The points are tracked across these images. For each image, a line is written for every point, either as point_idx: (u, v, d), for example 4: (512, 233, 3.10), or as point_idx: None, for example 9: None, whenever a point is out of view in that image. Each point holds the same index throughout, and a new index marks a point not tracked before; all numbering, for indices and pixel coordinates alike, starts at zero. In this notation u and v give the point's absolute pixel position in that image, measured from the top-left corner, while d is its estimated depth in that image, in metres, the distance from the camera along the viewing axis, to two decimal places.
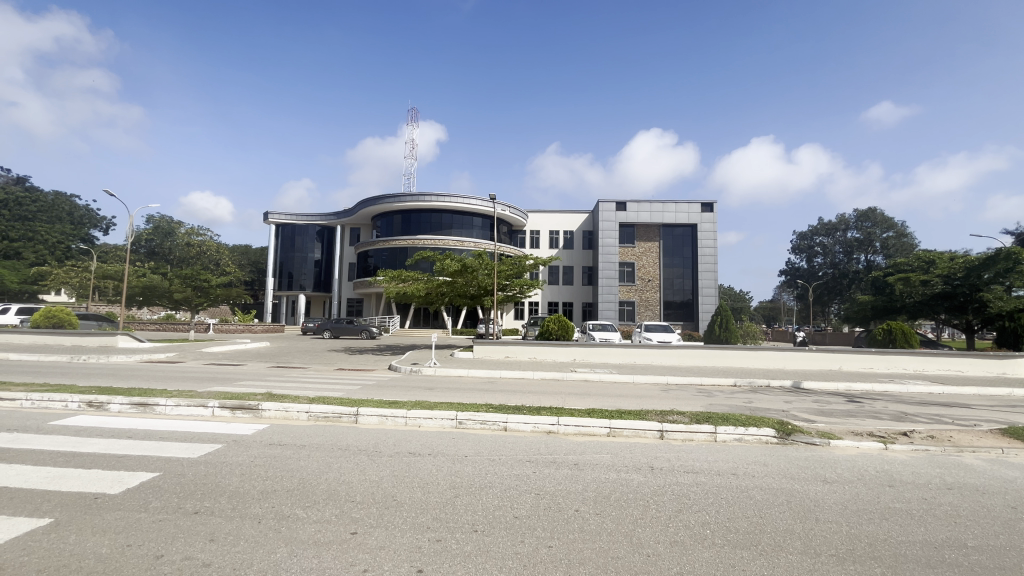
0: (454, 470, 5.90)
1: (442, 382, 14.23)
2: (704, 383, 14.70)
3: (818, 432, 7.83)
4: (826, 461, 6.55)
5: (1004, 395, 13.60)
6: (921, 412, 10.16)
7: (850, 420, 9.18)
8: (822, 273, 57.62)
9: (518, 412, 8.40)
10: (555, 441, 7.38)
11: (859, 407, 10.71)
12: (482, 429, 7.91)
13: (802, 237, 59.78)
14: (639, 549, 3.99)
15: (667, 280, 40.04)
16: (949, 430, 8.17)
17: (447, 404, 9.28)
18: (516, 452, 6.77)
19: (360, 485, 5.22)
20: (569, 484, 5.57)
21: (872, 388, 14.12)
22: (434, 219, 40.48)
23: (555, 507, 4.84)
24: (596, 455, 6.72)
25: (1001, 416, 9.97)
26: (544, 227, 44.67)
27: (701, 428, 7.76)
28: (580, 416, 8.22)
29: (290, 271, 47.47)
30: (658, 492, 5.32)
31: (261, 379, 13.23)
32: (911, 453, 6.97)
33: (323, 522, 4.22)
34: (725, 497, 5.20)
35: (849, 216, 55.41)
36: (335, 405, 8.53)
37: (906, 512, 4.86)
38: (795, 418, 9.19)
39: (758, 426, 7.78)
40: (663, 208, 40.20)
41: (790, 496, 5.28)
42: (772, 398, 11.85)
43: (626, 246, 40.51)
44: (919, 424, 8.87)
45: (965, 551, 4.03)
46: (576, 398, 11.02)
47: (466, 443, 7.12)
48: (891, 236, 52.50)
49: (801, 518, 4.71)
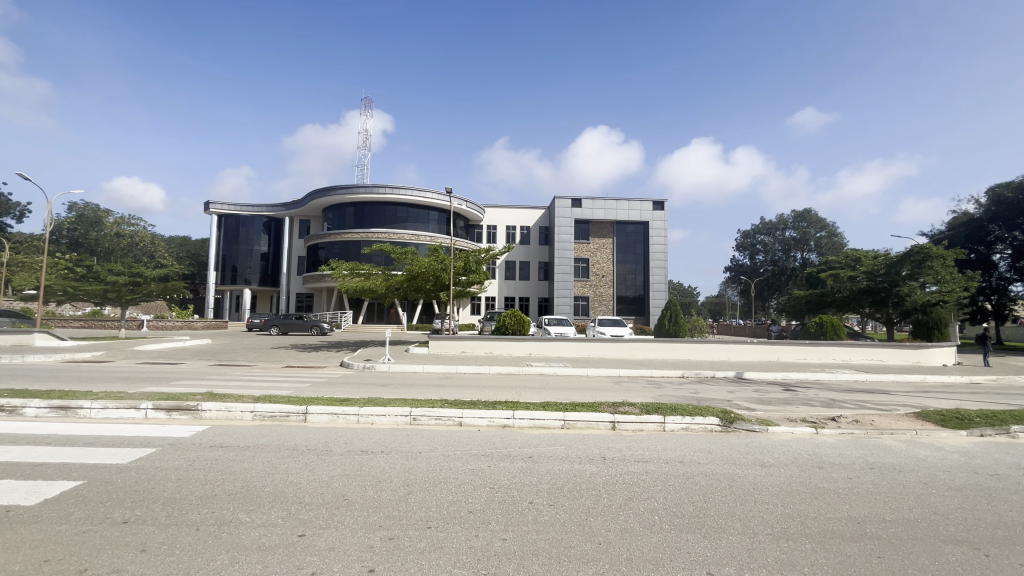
0: (408, 467, 5.80)
1: (396, 378, 13.99)
2: (654, 375, 15.26)
3: (758, 419, 8.31)
4: (763, 446, 6.96)
5: (917, 382, 15.00)
6: (848, 398, 10.97)
7: (785, 407, 9.84)
8: (763, 270, 60.83)
9: (473, 407, 8.38)
10: (510, 435, 7.42)
11: (793, 395, 11.49)
12: (436, 424, 7.83)
13: (745, 236, 62.74)
14: (591, 538, 4.08)
15: (620, 276, 41.05)
16: (871, 415, 8.88)
17: (401, 400, 9.11)
18: (472, 447, 6.75)
19: (309, 486, 5.03)
20: (525, 476, 5.62)
21: (805, 377, 15.17)
22: (389, 213, 39.47)
23: (510, 500, 4.87)
24: (550, 447, 6.81)
25: (917, 401, 10.92)
26: (500, 222, 44.70)
27: (651, 418, 8.04)
28: (535, 410, 8.29)
29: (234, 264, 45.12)
30: (609, 481, 5.48)
31: (201, 378, 12.52)
32: (839, 437, 7.53)
33: (268, 525, 4.05)
34: (672, 483, 5.44)
35: (787, 216, 58.89)
36: (282, 404, 8.19)
37: (835, 491, 5.24)
38: (738, 407, 9.71)
39: (703, 415, 8.17)
40: (616, 205, 41.09)
41: (732, 480, 5.57)
42: (717, 388, 12.46)
43: (581, 242, 41.24)
44: (846, 409, 9.63)
45: (883, 524, 4.40)
46: (530, 392, 11.11)
47: (421, 440, 7.02)
48: (824, 235, 56.39)
49: (741, 500, 4.98)
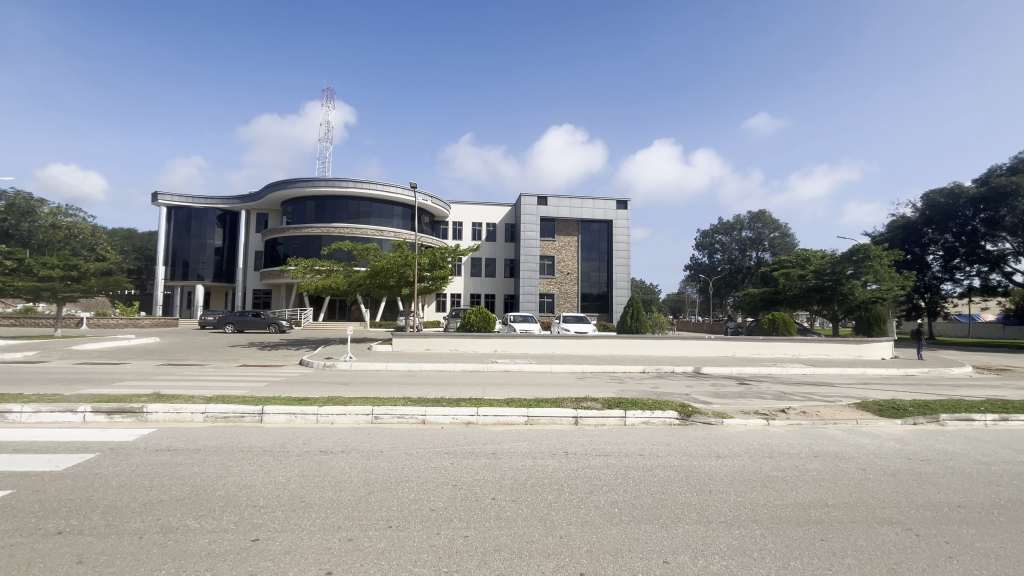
0: (369, 467, 5.70)
1: (358, 376, 13.70)
2: (616, 370, 15.58)
3: (714, 412, 8.62)
4: (718, 438, 7.23)
5: (858, 374, 15.96)
6: (796, 391, 11.56)
7: (739, 400, 10.26)
8: (720, 268, 63.04)
9: (436, 405, 8.31)
10: (474, 432, 7.41)
11: (746, 388, 12.00)
12: (399, 423, 7.73)
13: (704, 235, 64.77)
14: (552, 532, 4.12)
15: (584, 273, 41.65)
16: (817, 406, 9.39)
17: (363, 399, 8.93)
18: (435, 445, 6.70)
19: (263, 489, 4.86)
20: (488, 473, 5.62)
21: (758, 371, 15.87)
22: (351, 207, 38.51)
23: (472, 497, 4.86)
24: (513, 443, 6.85)
25: (858, 392, 11.63)
26: (466, 219, 44.45)
27: (612, 413, 8.21)
28: (499, 406, 8.31)
29: (185, 258, 42.93)
30: (571, 476, 5.56)
31: (148, 378, 11.88)
32: (788, 427, 7.91)
33: (219, 531, 3.88)
34: (632, 476, 5.57)
35: (743, 217, 61.26)
36: (236, 404, 7.87)
37: (783, 479, 5.51)
38: (695, 400, 10.06)
39: (662, 409, 8.41)
40: (581, 203, 41.60)
41: (688, 471, 5.76)
42: (676, 382, 12.87)
43: (547, 239, 41.56)
44: (794, 401, 10.14)
45: (827, 509, 4.65)
46: (495, 389, 11.13)
47: (382, 439, 6.90)
48: (777, 236, 59.05)
49: (697, 490, 5.15)
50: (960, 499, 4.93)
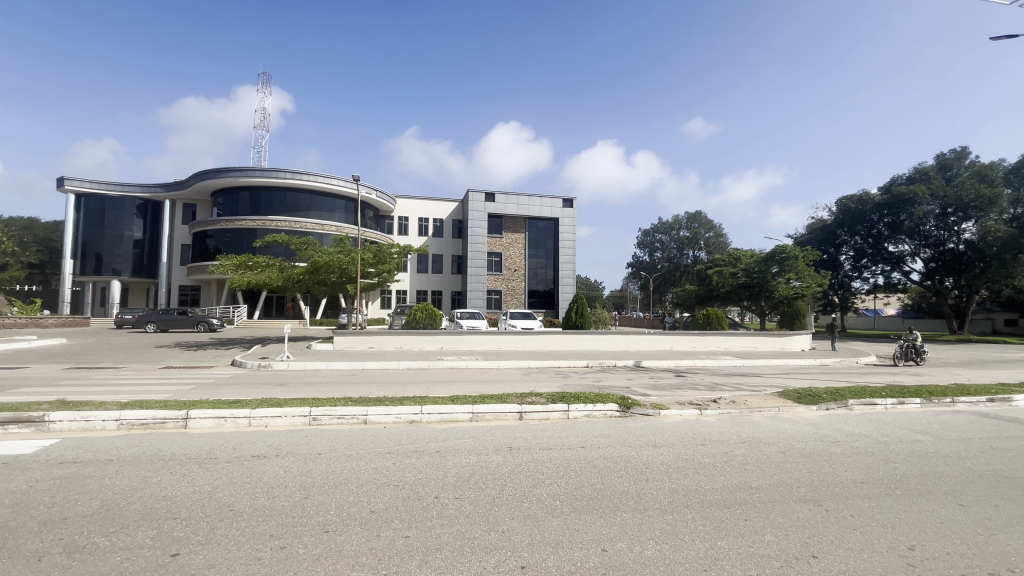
0: (305, 470, 5.46)
1: (296, 376, 13.08)
2: (562, 365, 15.89)
3: (652, 403, 9.00)
4: (655, 428, 7.58)
5: (782, 365, 17.26)
6: (727, 381, 12.32)
7: (676, 392, 10.79)
8: (660, 266, 65.81)
9: (379, 403, 8.11)
10: (417, 431, 7.29)
11: (682, 380, 12.65)
12: (338, 424, 7.46)
13: (645, 234, 67.27)
14: (495, 528, 4.14)
15: (531, 270, 42.08)
16: (745, 395, 10.05)
17: (301, 400, 8.53)
18: (376, 445, 6.52)
19: (187, 499, 4.53)
20: (431, 471, 5.55)
21: (693, 364, 16.76)
22: (289, 199, 36.64)
23: (414, 497, 4.78)
24: (458, 441, 6.80)
25: (780, 382, 12.58)
26: (412, 214, 43.59)
27: (556, 407, 8.36)
28: (444, 404, 8.23)
29: (98, 251, 39.12)
30: (514, 470, 5.61)
31: (53, 384, 10.75)
32: (718, 416, 8.40)
33: (133, 548, 3.58)
34: (573, 469, 5.70)
35: (681, 217, 64.26)
36: (157, 409, 7.29)
37: (713, 464, 5.86)
38: (635, 393, 10.48)
39: (604, 402, 8.67)
40: (528, 201, 41.95)
41: (627, 461, 5.99)
42: (618, 376, 13.34)
43: (494, 236, 41.61)
44: (725, 391, 10.80)
45: (751, 491, 4.99)
46: (441, 386, 11.03)
47: (321, 441, 6.64)
48: (711, 236, 62.52)
49: (634, 479, 5.36)
50: (865, 476, 5.45)
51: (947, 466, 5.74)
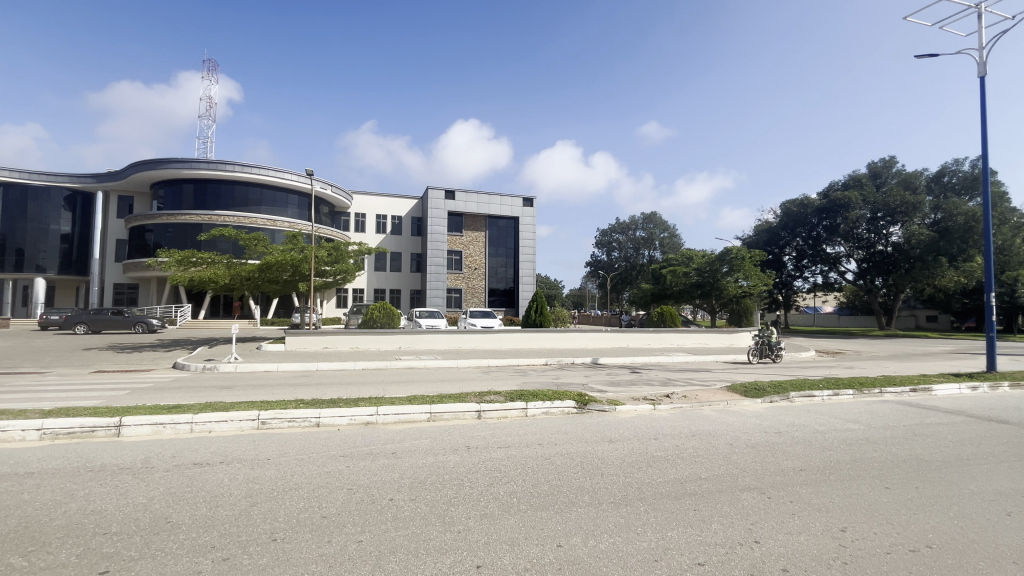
0: (252, 477, 5.21)
1: (244, 379, 12.49)
2: (521, 363, 15.97)
3: (608, 400, 9.20)
4: (610, 424, 7.75)
5: (730, 360, 18.07)
6: (679, 377, 12.78)
7: (631, 388, 11.09)
8: (617, 265, 67.36)
9: (333, 405, 7.86)
10: (373, 432, 7.11)
11: (637, 376, 13.00)
12: (289, 427, 7.18)
13: (603, 234, 68.61)
14: (451, 528, 4.10)
15: (492, 268, 42.04)
16: (696, 390, 10.45)
17: (248, 403, 8.15)
18: (329, 448, 6.31)
19: (118, 512, 4.21)
20: (386, 474, 5.42)
21: (648, 360, 17.26)
22: (238, 193, 34.94)
23: (368, 500, 4.66)
24: (414, 441, 6.70)
25: (728, 376, 13.18)
26: (369, 210, 42.56)
27: (514, 405, 8.39)
28: (401, 404, 8.08)
29: (19, 246, 35.89)
30: (472, 469, 5.58)
31: None
32: (671, 411, 8.68)
33: (55, 568, 3.30)
34: (530, 466, 5.73)
35: (637, 218, 65.99)
36: (86, 417, 6.77)
37: (665, 457, 6.04)
38: (592, 390, 10.68)
39: (561, 399, 8.78)
40: (488, 199, 41.88)
41: (583, 457, 6.08)
42: (575, 373, 13.56)
43: (454, 234, 41.31)
44: (677, 386, 11.19)
45: (700, 482, 5.18)
46: (398, 386, 10.84)
47: (270, 445, 6.37)
48: (666, 236, 64.62)
49: (590, 475, 5.44)
50: (803, 464, 5.78)
51: (875, 452, 6.19)
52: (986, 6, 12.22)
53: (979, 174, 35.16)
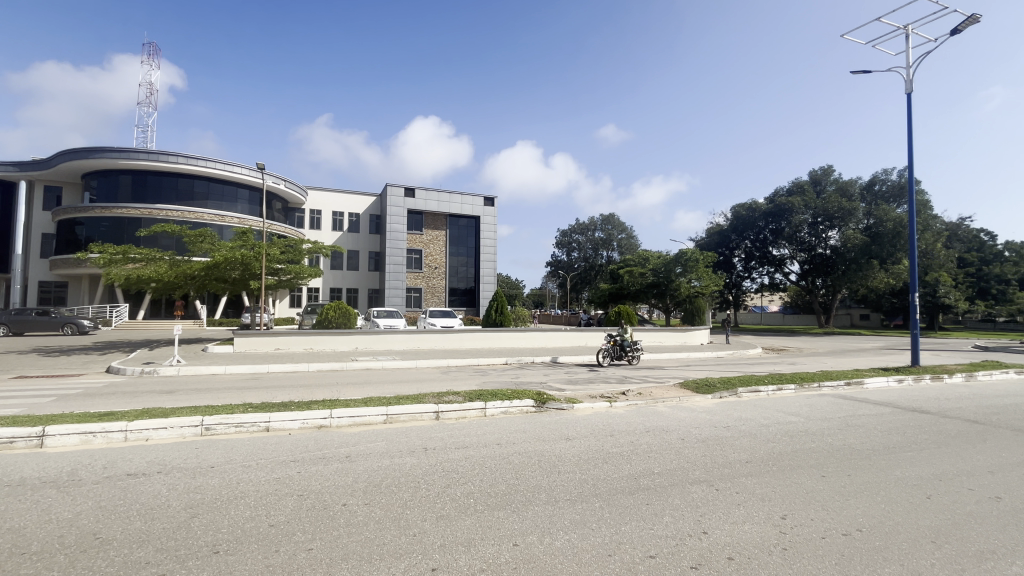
0: (195, 486, 4.94)
1: (188, 382, 11.80)
2: (481, 363, 15.92)
3: (566, 398, 9.31)
4: (568, 421, 7.87)
5: (683, 358, 18.72)
6: (634, 374, 13.11)
7: (588, 385, 11.29)
8: (577, 265, 68.37)
9: (284, 409, 7.56)
10: (326, 436, 6.90)
11: (595, 374, 13.24)
12: (236, 433, 6.85)
13: (563, 234, 69.44)
14: (406, 531, 4.02)
15: (452, 268, 41.69)
16: (651, 387, 10.76)
17: (193, 408, 7.71)
18: (278, 453, 6.06)
19: (39, 530, 3.88)
20: (339, 478, 5.27)
21: (606, 358, 17.62)
22: (181, 186, 33.06)
23: (320, 506, 4.51)
24: (370, 444, 6.54)
25: (680, 373, 13.66)
26: (325, 207, 41.27)
27: (473, 405, 8.35)
28: (356, 406, 7.87)
29: None
30: (428, 471, 5.51)
31: None
32: (626, 408, 8.89)
33: None
34: (487, 467, 5.71)
35: (596, 219, 67.19)
36: (5, 427, 6.21)
37: (620, 453, 6.18)
38: (551, 388, 10.79)
39: (520, 397, 8.82)
40: (449, 198, 41.52)
41: (540, 455, 6.13)
42: (535, 372, 13.67)
43: (414, 232, 40.73)
44: (633, 383, 11.49)
45: (653, 476, 5.33)
46: (354, 388, 10.58)
47: (216, 452, 6.05)
48: (623, 238, 66.20)
49: (547, 473, 5.49)
50: (749, 456, 6.05)
51: (813, 443, 6.58)
52: (911, 28, 13.26)
53: (905, 183, 38.12)
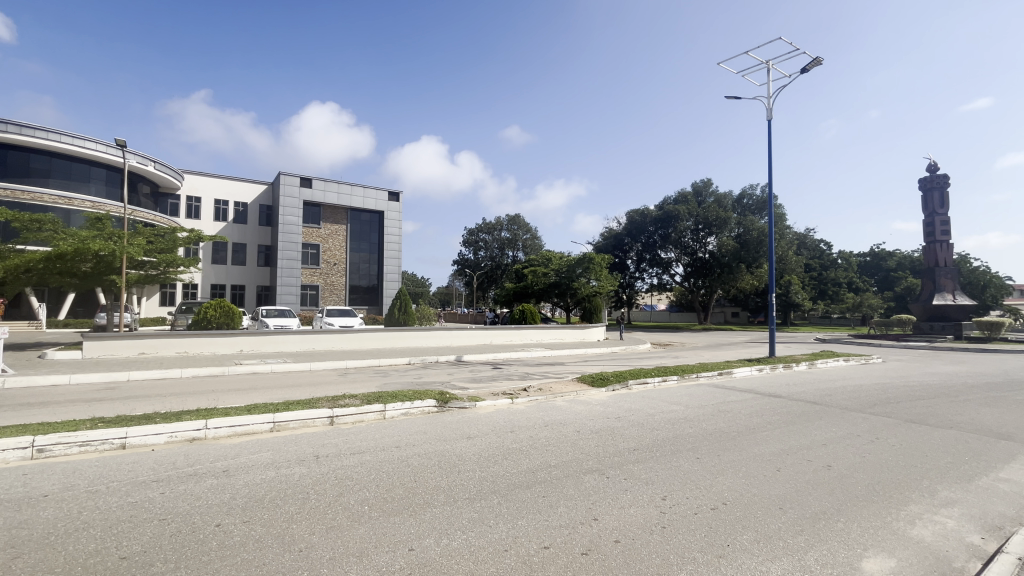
0: (18, 520, 4.11)
1: (16, 396, 9.83)
2: (382, 364, 15.34)
3: (468, 397, 9.30)
4: (469, 420, 7.86)
5: (582, 354, 19.72)
6: (535, 371, 13.55)
7: (491, 383, 11.43)
8: (483, 264, 68.72)
9: (146, 422, 6.60)
10: (199, 449, 6.16)
11: (498, 372, 13.46)
12: (81, 454, 5.83)
13: (470, 233, 69.39)
14: (291, 547, 3.72)
15: (353, 265, 39.62)
16: (551, 382, 11.19)
17: (18, 427, 6.41)
18: (135, 474, 5.26)
19: None
20: (213, 495, 4.73)
21: (509, 356, 17.96)
22: (14, 160, 27.81)
23: (187, 529, 4.01)
24: (254, 455, 5.96)
25: (578, 368, 14.37)
26: (204, 193, 37.02)
27: (371, 408, 7.98)
28: (237, 415, 7.13)
29: None
30: (319, 481, 5.14)
31: None
32: (526, 404, 9.13)
33: None
34: (385, 471, 5.48)
35: (502, 219, 68.14)
36: None
37: (520, 449, 6.30)
38: (453, 387, 10.72)
39: (422, 398, 8.63)
40: (351, 191, 39.40)
41: (441, 456, 6.04)
42: (438, 372, 13.52)
43: (311, 226, 38.11)
44: (534, 380, 11.85)
45: (550, 469, 5.51)
46: (236, 395, 9.59)
47: (51, 477, 5.09)
48: (528, 238, 67.96)
49: (447, 473, 5.42)
50: (637, 444, 6.52)
51: (691, 428, 7.29)
52: (772, 64, 15.30)
53: (766, 199, 43.91)
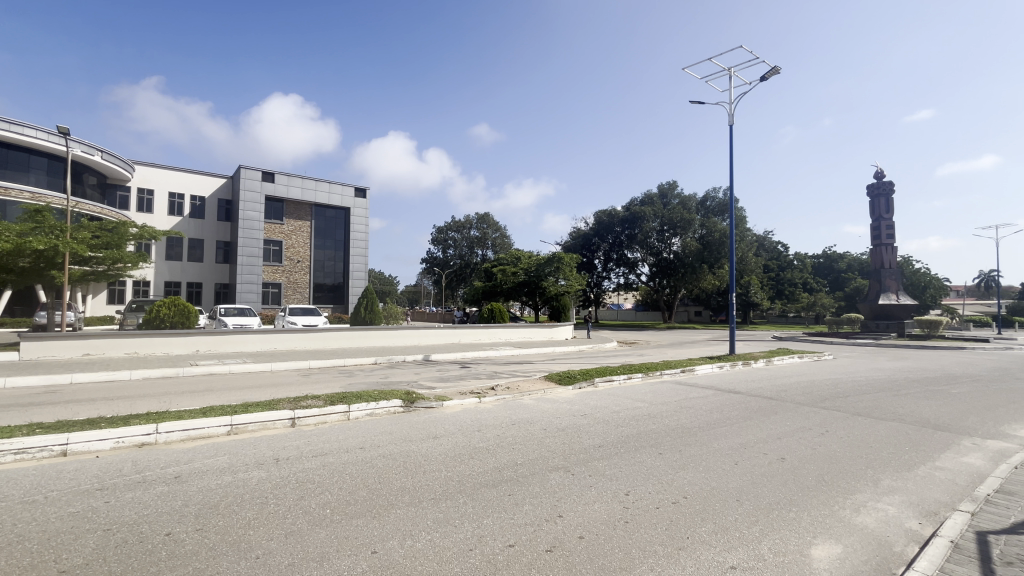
0: None
1: None
2: (347, 364, 15.02)
3: (435, 396, 9.21)
4: (436, 419, 7.79)
5: (550, 352, 19.87)
6: (503, 369, 13.56)
7: (459, 382, 11.37)
8: (452, 262, 68.20)
9: (89, 427, 6.21)
10: (149, 454, 5.85)
11: (466, 371, 13.40)
12: (14, 463, 5.43)
13: (439, 231, 68.74)
14: (246, 554, 3.59)
15: (317, 262, 38.55)
16: (518, 380, 11.21)
17: None
18: (77, 482, 4.94)
19: None
20: (163, 503, 4.51)
21: (478, 355, 17.92)
22: None
23: (134, 539, 3.80)
24: (209, 460, 5.71)
25: (546, 366, 14.48)
26: (158, 186, 35.25)
27: (335, 409, 7.79)
28: (191, 418, 6.81)
29: None
30: (278, 485, 4.98)
31: None
32: (494, 402, 9.13)
33: None
34: (348, 473, 5.36)
35: (472, 217, 67.81)
36: None
37: (487, 448, 6.28)
38: (420, 387, 10.60)
39: (387, 398, 8.48)
40: (316, 186, 38.15)
41: (406, 456, 5.96)
42: (405, 371, 13.34)
43: (273, 221, 36.88)
44: (502, 378, 11.86)
45: (516, 467, 5.53)
46: (191, 397, 9.17)
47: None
48: (497, 237, 67.89)
49: (412, 474, 5.35)
50: (602, 441, 6.62)
51: (654, 424, 7.45)
52: (734, 70, 15.78)
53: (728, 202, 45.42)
